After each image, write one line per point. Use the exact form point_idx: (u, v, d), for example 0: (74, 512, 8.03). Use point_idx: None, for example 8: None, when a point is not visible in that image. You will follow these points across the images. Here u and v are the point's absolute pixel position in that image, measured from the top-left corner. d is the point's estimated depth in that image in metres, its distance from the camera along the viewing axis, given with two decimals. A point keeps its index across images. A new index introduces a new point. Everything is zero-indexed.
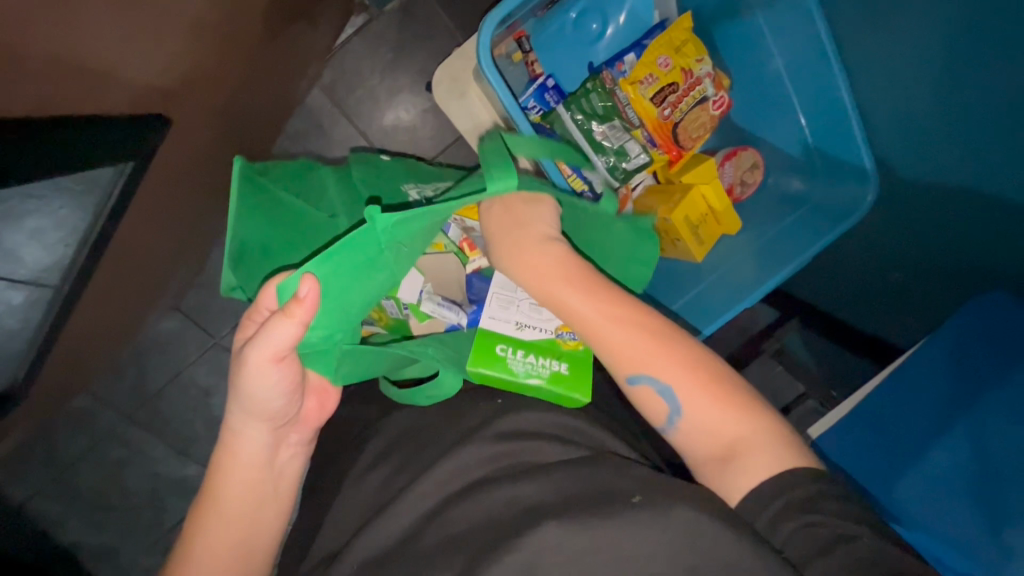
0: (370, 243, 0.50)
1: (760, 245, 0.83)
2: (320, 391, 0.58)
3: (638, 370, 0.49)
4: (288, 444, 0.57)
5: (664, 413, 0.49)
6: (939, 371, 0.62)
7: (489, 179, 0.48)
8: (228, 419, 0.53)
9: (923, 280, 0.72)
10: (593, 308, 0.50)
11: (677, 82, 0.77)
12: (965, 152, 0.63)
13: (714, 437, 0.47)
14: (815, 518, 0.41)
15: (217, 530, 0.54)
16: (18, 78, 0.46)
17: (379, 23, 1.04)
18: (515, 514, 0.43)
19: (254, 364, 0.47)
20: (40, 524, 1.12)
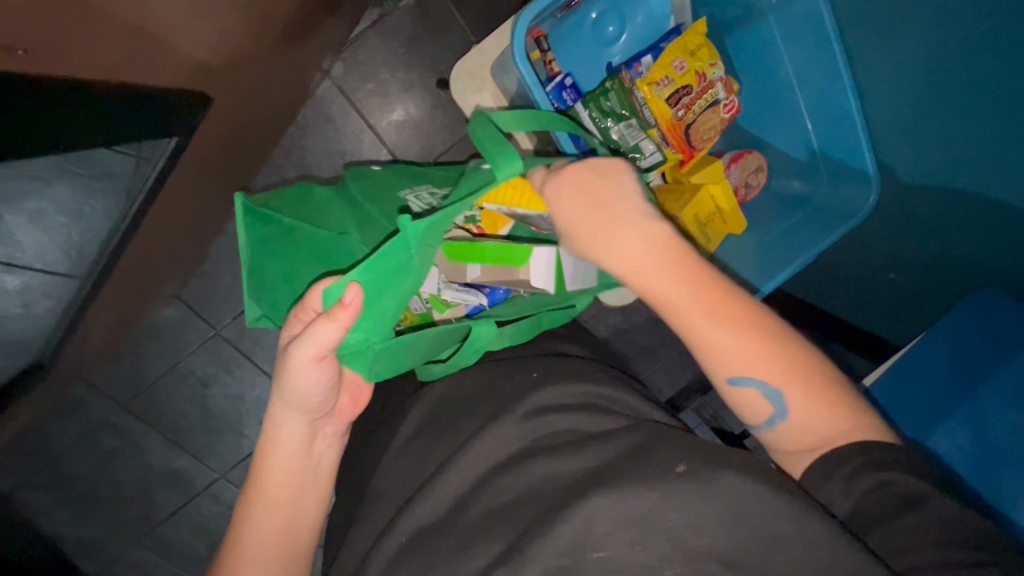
0: (402, 249, 0.50)
1: (762, 244, 0.86)
2: (354, 387, 0.59)
3: (743, 373, 0.49)
4: (324, 436, 0.58)
5: (765, 412, 0.50)
6: (944, 359, 0.65)
7: (497, 168, 0.50)
8: (269, 410, 0.54)
9: (921, 279, 0.76)
10: (700, 309, 0.50)
11: (691, 85, 0.79)
12: (968, 160, 0.66)
13: (804, 433, 0.48)
14: (887, 476, 0.43)
15: (262, 519, 0.54)
16: (88, 43, 0.43)
17: (393, 19, 1.05)
18: (562, 491, 0.45)
19: (297, 362, 0.48)
20: (24, 515, 1.09)
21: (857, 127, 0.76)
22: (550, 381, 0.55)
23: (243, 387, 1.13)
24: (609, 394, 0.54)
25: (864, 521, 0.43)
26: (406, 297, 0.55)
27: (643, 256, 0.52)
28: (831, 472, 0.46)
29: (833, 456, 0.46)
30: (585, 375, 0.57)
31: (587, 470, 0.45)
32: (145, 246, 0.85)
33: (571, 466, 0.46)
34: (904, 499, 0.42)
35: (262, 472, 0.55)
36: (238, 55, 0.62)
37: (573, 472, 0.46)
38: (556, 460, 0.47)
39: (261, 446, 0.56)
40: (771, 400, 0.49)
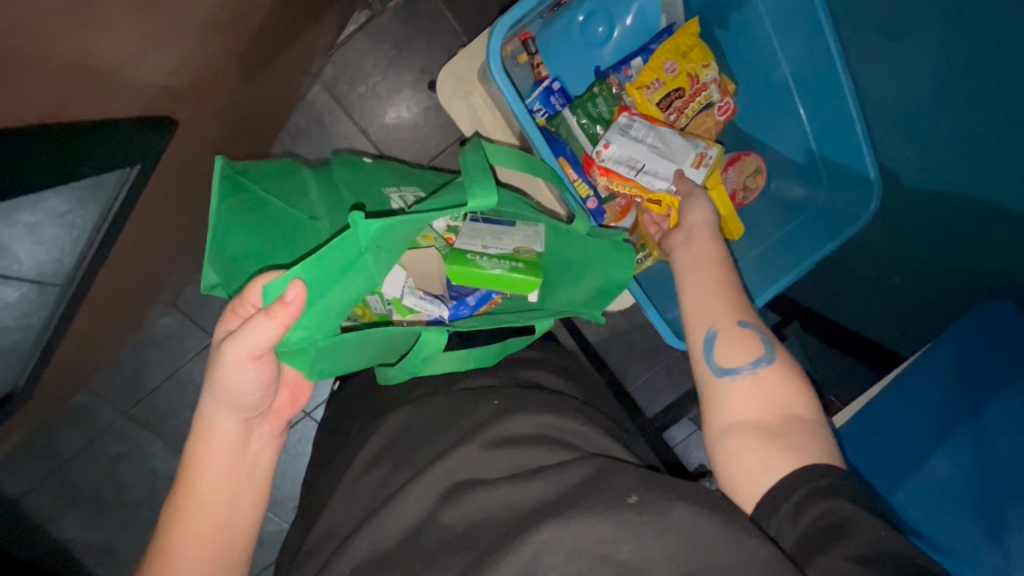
0: (350, 248, 0.50)
1: (760, 253, 0.84)
2: (294, 385, 0.59)
3: (752, 320, 0.56)
4: (260, 434, 0.58)
5: (748, 356, 0.54)
6: (943, 377, 0.63)
7: (471, 197, 0.54)
8: (201, 408, 0.54)
9: (926, 286, 0.72)
10: (732, 276, 0.60)
11: (683, 87, 0.78)
12: (976, 165, 0.63)
13: (781, 403, 0.51)
14: (832, 505, 0.44)
15: (195, 522, 0.54)
16: (38, 79, 0.42)
17: (382, 20, 1.03)
18: (518, 518, 0.45)
19: (231, 358, 0.48)
20: (34, 519, 1.12)
21: (858, 134, 0.74)
22: (513, 410, 0.55)
23: None
24: (570, 429, 0.54)
25: (808, 550, 0.43)
26: (355, 298, 0.54)
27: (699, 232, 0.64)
28: (783, 501, 0.46)
29: (784, 482, 0.47)
30: (546, 404, 0.56)
31: (548, 498, 0.46)
32: (137, 259, 0.85)
33: (530, 492, 0.47)
34: (839, 523, 0.43)
35: (194, 470, 0.54)
36: (211, 72, 0.61)
37: (529, 500, 0.46)
38: (508, 488, 0.48)
39: (192, 441, 0.55)
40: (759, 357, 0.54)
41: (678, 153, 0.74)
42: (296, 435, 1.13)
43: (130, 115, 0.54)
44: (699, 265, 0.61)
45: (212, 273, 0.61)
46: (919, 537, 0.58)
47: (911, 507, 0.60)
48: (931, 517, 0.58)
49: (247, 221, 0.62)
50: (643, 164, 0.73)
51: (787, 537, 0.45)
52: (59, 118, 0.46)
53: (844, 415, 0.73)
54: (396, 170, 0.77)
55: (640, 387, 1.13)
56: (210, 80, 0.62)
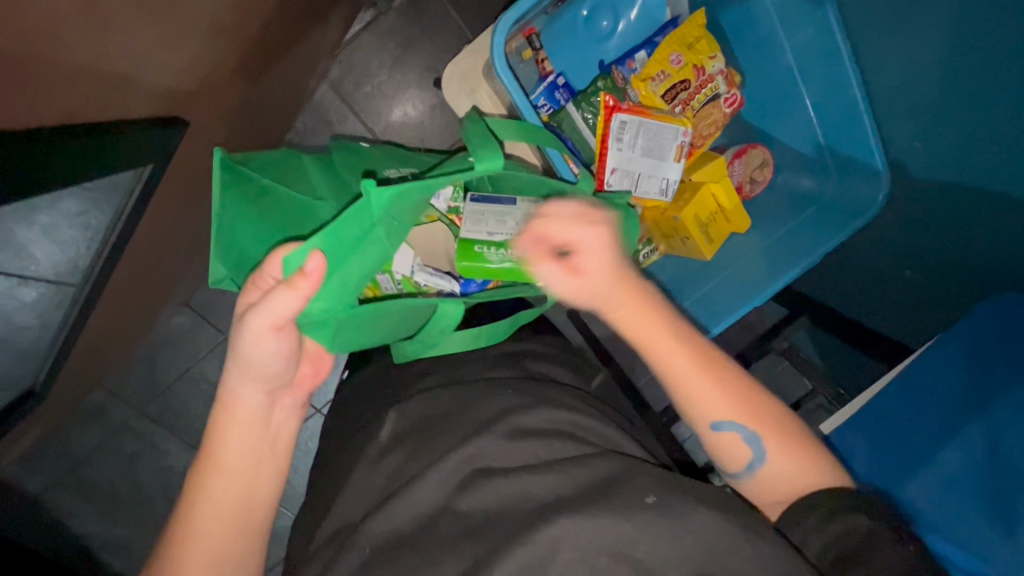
0: (364, 217, 0.50)
1: (768, 245, 0.83)
2: (315, 358, 0.58)
3: (724, 419, 0.53)
4: (283, 406, 0.57)
5: (744, 459, 0.54)
6: (953, 370, 0.62)
7: (477, 159, 0.53)
8: (225, 378, 0.53)
9: (933, 278, 0.72)
10: (686, 356, 0.55)
11: (689, 79, 0.78)
12: (983, 155, 0.63)
13: (790, 483, 0.52)
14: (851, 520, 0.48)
15: (219, 490, 0.54)
16: (52, 79, 0.43)
17: (387, 19, 1.04)
18: (529, 512, 0.46)
19: (254, 330, 0.48)
20: (53, 515, 1.14)
21: (866, 126, 0.74)
22: (528, 405, 0.55)
23: None
24: (584, 424, 0.54)
25: None
26: (372, 269, 0.55)
27: (630, 315, 0.55)
28: (811, 514, 0.49)
29: (813, 500, 0.50)
30: (561, 400, 0.57)
31: (560, 494, 0.46)
32: (150, 259, 0.87)
33: (544, 486, 0.48)
34: (863, 538, 0.47)
35: (217, 440, 0.55)
36: (221, 72, 0.62)
37: (547, 492, 0.47)
38: (527, 478, 0.48)
39: (215, 411, 0.55)
40: (750, 444, 0.53)
41: (665, 148, 0.75)
42: (306, 430, 1.15)
43: (144, 115, 0.55)
44: (655, 364, 0.56)
45: (218, 265, 0.61)
46: (932, 531, 0.57)
47: (921, 500, 0.59)
48: (941, 509, 0.58)
49: (250, 206, 0.63)
50: (642, 174, 0.75)
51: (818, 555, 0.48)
52: (74, 119, 0.47)
53: (835, 421, 0.71)
54: (393, 152, 0.78)
55: (647, 381, 1.13)
56: (219, 81, 0.63)
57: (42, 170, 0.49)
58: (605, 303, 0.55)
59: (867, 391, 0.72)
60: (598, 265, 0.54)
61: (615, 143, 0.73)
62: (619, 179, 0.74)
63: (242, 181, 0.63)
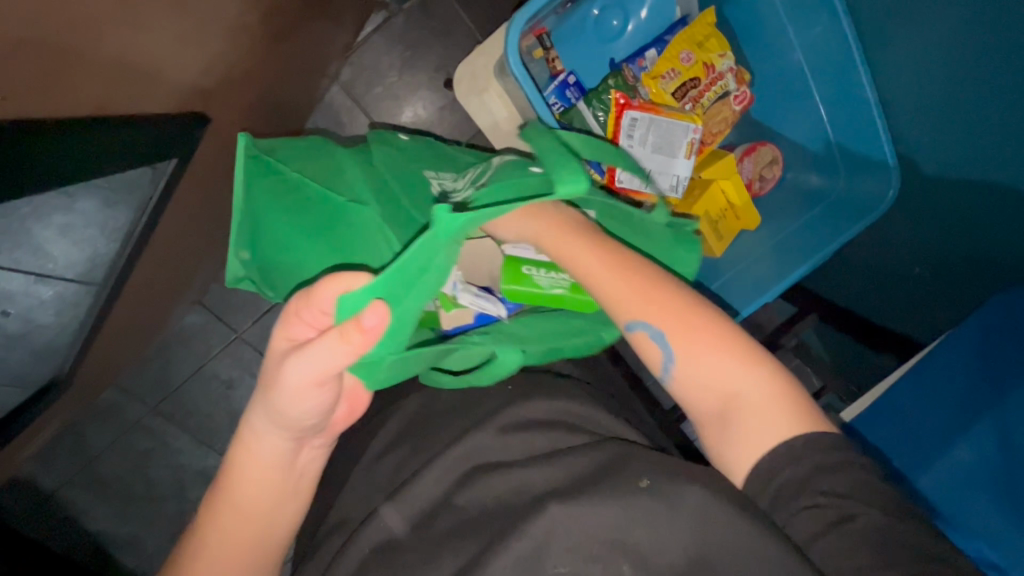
0: (432, 249, 0.44)
1: (777, 241, 0.83)
2: (352, 398, 0.52)
3: (637, 318, 0.51)
4: (310, 447, 0.54)
5: (658, 360, 0.51)
6: (964, 363, 0.62)
7: (558, 183, 0.47)
8: (252, 421, 0.49)
9: (944, 273, 0.72)
10: (592, 252, 0.54)
11: (699, 76, 0.79)
12: (996, 148, 0.63)
13: (717, 390, 0.48)
14: (819, 499, 0.44)
15: (231, 527, 0.52)
16: (84, 75, 0.44)
17: (398, 21, 1.05)
18: (526, 501, 0.46)
19: (296, 382, 0.43)
20: (68, 512, 1.15)
21: (876, 121, 0.74)
22: (526, 396, 0.56)
23: None
24: (580, 412, 0.55)
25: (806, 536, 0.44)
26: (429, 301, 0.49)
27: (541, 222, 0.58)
28: (782, 486, 0.45)
29: (777, 457, 0.46)
30: (559, 390, 0.57)
31: (566, 482, 0.47)
32: (164, 258, 0.88)
33: (542, 476, 0.48)
34: (838, 515, 0.43)
35: (236, 479, 0.51)
36: (240, 71, 0.63)
37: (542, 481, 0.47)
38: (521, 470, 0.49)
39: (236, 448, 0.51)
40: (661, 345, 0.50)
41: (676, 144, 0.75)
42: None
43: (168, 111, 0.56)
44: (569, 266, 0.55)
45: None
46: (954, 524, 0.58)
47: (935, 491, 0.60)
48: (958, 500, 0.58)
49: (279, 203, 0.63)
50: (653, 171, 0.76)
51: (785, 518, 0.45)
52: (101, 112, 0.49)
53: (854, 409, 0.73)
54: (432, 147, 0.75)
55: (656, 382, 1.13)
56: (238, 80, 0.65)
57: (63, 152, 0.51)
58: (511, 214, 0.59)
59: (876, 386, 0.73)
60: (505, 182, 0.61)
61: (626, 139, 0.76)
62: (630, 174, 0.76)
63: (270, 172, 0.65)
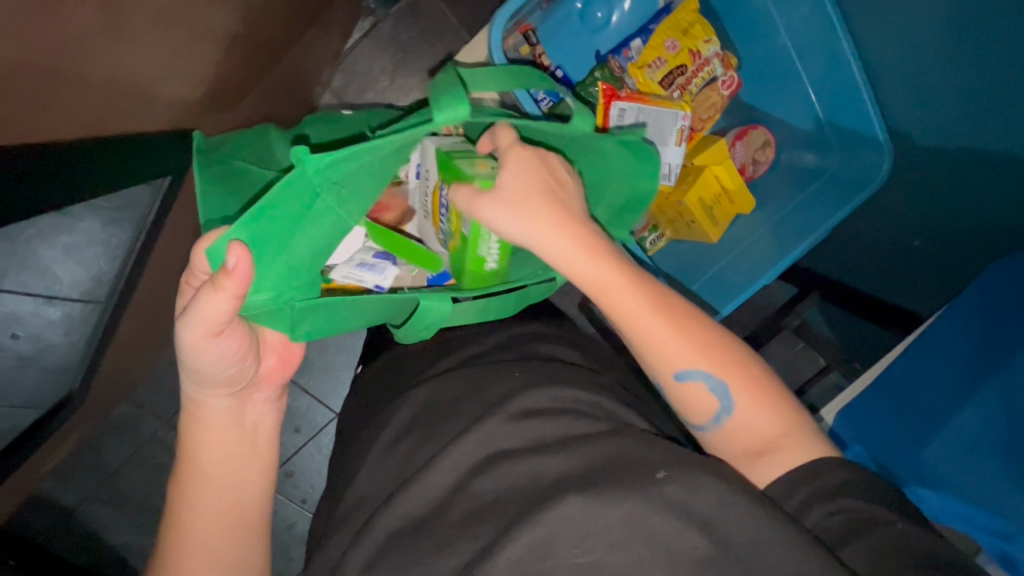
0: (305, 189, 0.49)
1: (774, 222, 0.84)
2: (280, 349, 0.58)
3: (691, 367, 0.52)
4: (255, 404, 0.58)
5: (712, 410, 0.52)
6: (965, 336, 0.62)
7: (437, 111, 0.47)
8: (185, 389, 0.54)
9: (943, 245, 0.72)
10: (643, 299, 0.53)
11: (686, 64, 0.79)
12: (990, 114, 0.62)
13: (759, 436, 0.51)
14: (837, 506, 0.44)
15: (202, 497, 0.55)
16: (67, 93, 0.44)
17: (386, 25, 1.06)
18: (542, 487, 0.45)
19: (191, 339, 0.47)
20: (90, 527, 1.17)
21: (863, 94, 0.75)
22: (535, 384, 0.54)
23: None
24: (587, 399, 0.53)
25: (833, 537, 0.43)
26: (324, 247, 0.55)
27: (576, 246, 0.53)
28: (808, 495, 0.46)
29: (801, 472, 0.47)
30: (562, 378, 0.56)
31: (580, 472, 0.45)
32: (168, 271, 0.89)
33: (556, 464, 0.46)
34: (864, 521, 0.43)
35: (191, 448, 0.55)
36: (232, 80, 0.64)
37: (557, 470, 0.46)
38: (534, 459, 0.47)
39: (185, 424, 0.55)
40: (716, 394, 0.52)
41: (666, 133, 0.75)
42: (326, 433, 1.17)
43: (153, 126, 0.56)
44: (606, 305, 0.54)
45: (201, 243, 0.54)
46: (950, 493, 0.58)
47: (939, 463, 0.60)
48: (960, 471, 0.58)
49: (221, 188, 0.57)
50: None
51: (788, 496, 0.47)
52: (83, 129, 0.48)
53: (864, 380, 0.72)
54: (378, 114, 0.72)
55: None
56: (230, 90, 0.65)
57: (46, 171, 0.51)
58: (539, 232, 0.53)
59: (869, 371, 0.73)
60: (517, 185, 0.53)
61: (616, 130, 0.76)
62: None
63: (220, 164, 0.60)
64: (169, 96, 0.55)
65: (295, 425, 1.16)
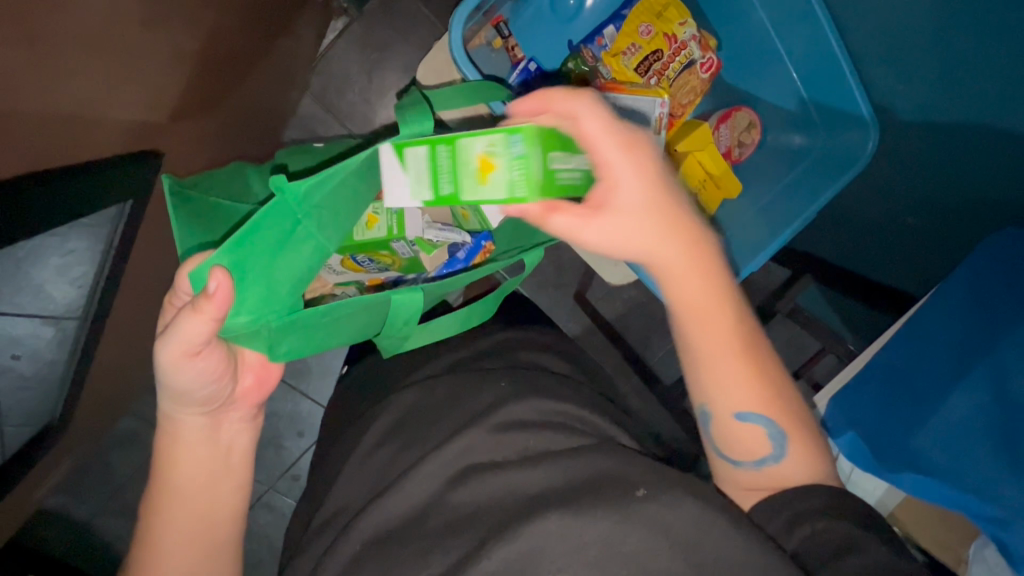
0: (285, 216, 0.49)
1: (759, 210, 0.82)
2: (258, 368, 0.56)
3: (755, 409, 0.49)
4: (231, 422, 0.57)
5: (762, 453, 0.50)
6: (957, 316, 0.61)
7: (403, 126, 0.50)
8: (161, 407, 0.53)
9: (937, 222, 0.70)
10: (733, 329, 0.50)
11: (661, 48, 0.78)
12: (975, 87, 0.60)
13: (782, 479, 0.49)
14: (826, 525, 0.44)
15: (173, 513, 0.54)
16: (15, 131, 0.42)
17: (360, 24, 1.04)
18: (520, 502, 0.44)
19: (168, 361, 0.46)
20: (104, 539, 1.19)
21: (846, 72, 0.72)
22: (520, 396, 0.54)
23: (275, 403, 1.15)
24: (572, 413, 0.53)
25: (814, 557, 0.42)
26: (306, 274, 0.52)
27: (683, 269, 0.50)
28: (784, 516, 0.46)
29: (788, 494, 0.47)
30: (551, 392, 0.56)
31: (557, 486, 0.44)
32: None
33: (535, 479, 0.46)
34: (848, 544, 0.42)
35: (166, 466, 0.54)
36: (194, 97, 0.63)
37: (536, 484, 0.45)
38: (513, 472, 0.47)
39: (161, 442, 0.54)
40: (772, 440, 0.50)
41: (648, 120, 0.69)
42: None
43: (112, 151, 0.54)
44: (696, 329, 0.50)
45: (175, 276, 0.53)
46: (944, 481, 0.57)
47: (932, 450, 0.59)
48: (953, 456, 0.57)
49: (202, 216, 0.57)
50: None
51: (767, 520, 0.46)
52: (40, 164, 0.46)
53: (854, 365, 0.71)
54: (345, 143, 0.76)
55: (664, 357, 1.11)
56: (193, 106, 0.64)
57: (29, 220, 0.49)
58: (641, 243, 0.49)
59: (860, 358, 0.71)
60: (637, 205, 0.48)
61: None
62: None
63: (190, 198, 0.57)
64: (124, 121, 0.54)
65: (299, 429, 1.17)
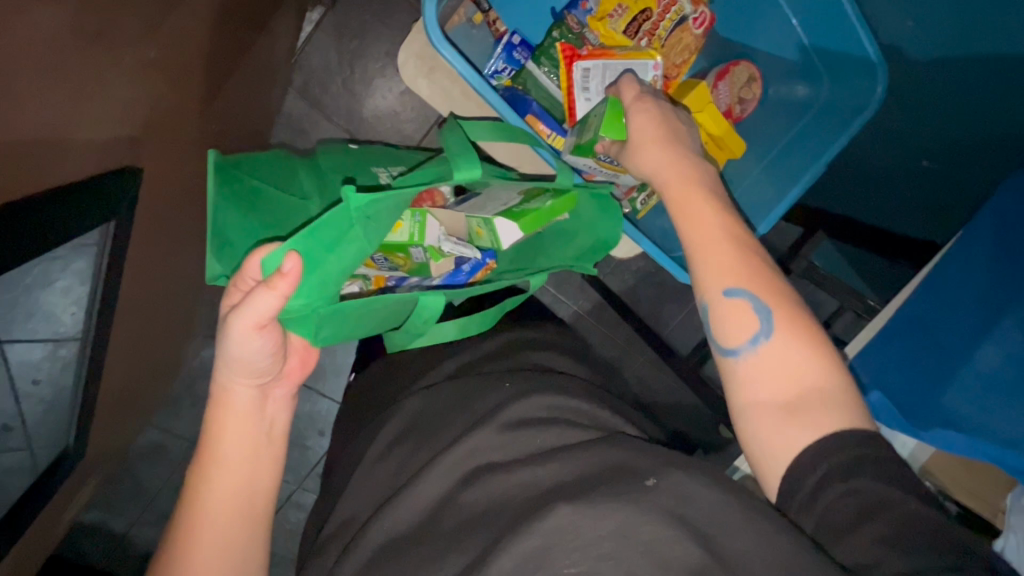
0: (343, 219, 0.49)
1: (768, 163, 0.78)
2: (302, 350, 0.56)
3: (739, 283, 0.49)
4: (276, 398, 0.57)
5: (751, 331, 0.47)
6: (983, 262, 0.58)
7: (455, 170, 0.55)
8: (217, 376, 0.53)
9: (958, 163, 0.66)
10: (717, 217, 0.51)
11: (650, 7, 0.75)
12: (990, 16, 0.56)
13: (789, 378, 0.45)
14: (854, 483, 0.40)
15: (225, 482, 0.53)
16: None
17: (337, 13, 1.01)
18: (532, 499, 0.43)
19: (238, 329, 0.46)
20: (140, 549, 1.22)
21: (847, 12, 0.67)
22: (530, 391, 0.53)
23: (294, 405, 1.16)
24: (580, 408, 0.52)
25: (834, 532, 0.40)
26: (350, 267, 0.53)
27: (683, 173, 0.54)
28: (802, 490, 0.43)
29: (805, 456, 0.42)
30: (563, 390, 0.55)
31: (569, 481, 0.43)
32: None
33: (548, 474, 0.44)
34: (881, 498, 0.39)
35: (215, 432, 0.53)
36: (170, 109, 0.62)
37: (549, 480, 0.44)
38: (524, 468, 0.45)
39: (210, 409, 0.54)
40: (759, 315, 0.47)
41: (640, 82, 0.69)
42: None
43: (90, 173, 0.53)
44: (685, 222, 0.52)
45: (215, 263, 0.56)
46: (979, 438, 0.54)
47: (962, 406, 0.55)
48: (985, 411, 0.54)
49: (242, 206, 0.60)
50: None
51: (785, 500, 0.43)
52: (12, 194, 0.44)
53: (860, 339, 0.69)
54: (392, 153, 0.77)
55: (679, 327, 1.09)
56: (171, 118, 0.63)
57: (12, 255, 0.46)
58: (657, 163, 0.56)
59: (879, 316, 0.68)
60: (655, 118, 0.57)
61: (582, 93, 0.71)
62: None
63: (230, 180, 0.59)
64: (97, 141, 0.52)
65: (318, 429, 1.17)
